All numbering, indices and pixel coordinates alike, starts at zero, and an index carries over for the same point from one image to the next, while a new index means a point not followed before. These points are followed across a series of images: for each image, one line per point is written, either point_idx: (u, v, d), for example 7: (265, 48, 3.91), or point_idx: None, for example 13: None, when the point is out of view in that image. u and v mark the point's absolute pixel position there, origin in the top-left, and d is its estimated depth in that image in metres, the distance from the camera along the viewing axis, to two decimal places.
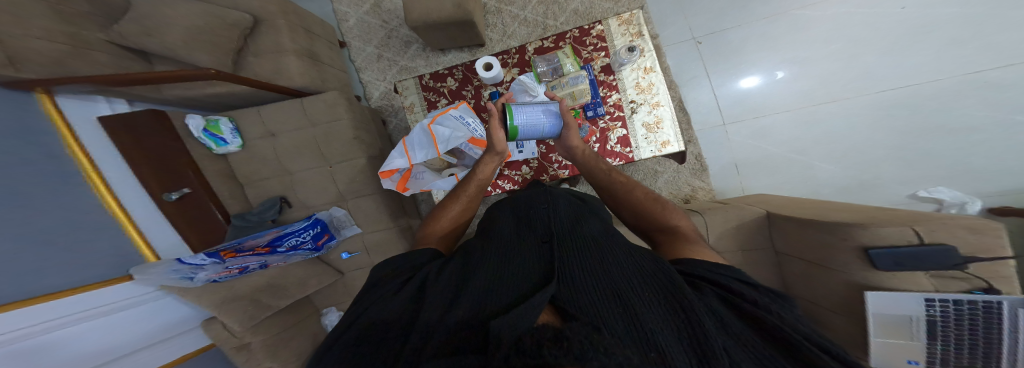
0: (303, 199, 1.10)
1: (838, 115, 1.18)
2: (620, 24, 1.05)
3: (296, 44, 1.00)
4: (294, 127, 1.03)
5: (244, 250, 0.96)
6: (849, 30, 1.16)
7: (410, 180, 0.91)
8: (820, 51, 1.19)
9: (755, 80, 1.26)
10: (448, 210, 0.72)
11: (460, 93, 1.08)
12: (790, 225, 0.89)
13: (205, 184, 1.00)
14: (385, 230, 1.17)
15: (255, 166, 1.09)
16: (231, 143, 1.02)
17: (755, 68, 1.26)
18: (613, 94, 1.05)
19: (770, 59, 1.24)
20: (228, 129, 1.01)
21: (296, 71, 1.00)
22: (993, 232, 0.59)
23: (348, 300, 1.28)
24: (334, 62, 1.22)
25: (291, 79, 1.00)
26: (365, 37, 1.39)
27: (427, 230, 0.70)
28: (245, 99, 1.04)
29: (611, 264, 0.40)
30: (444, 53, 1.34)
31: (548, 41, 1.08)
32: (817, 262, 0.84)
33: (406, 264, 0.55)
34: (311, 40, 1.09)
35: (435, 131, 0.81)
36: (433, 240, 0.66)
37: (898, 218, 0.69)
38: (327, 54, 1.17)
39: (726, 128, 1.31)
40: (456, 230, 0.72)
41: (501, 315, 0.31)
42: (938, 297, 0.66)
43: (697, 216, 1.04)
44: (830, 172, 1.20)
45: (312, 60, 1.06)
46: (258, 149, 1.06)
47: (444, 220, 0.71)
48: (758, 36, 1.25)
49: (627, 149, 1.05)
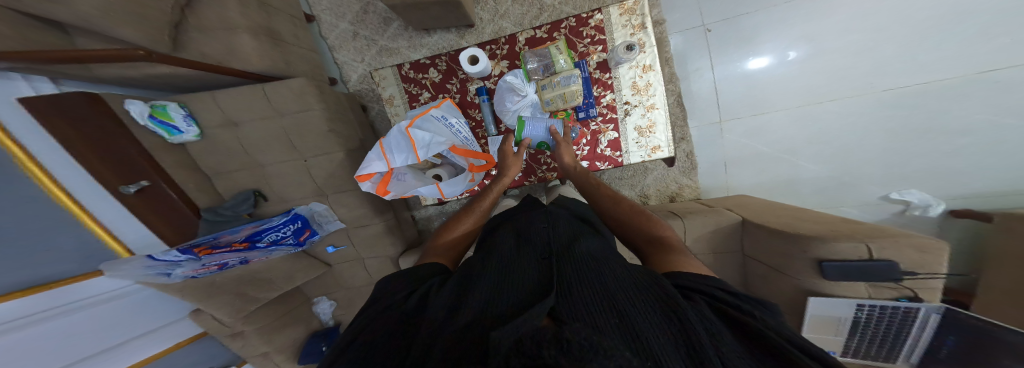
0: (277, 193, 1.05)
1: (836, 114, 1.14)
2: (622, 13, 0.95)
3: (250, 20, 0.87)
4: (258, 116, 0.91)
5: (221, 247, 0.91)
6: (875, 17, 1.03)
7: (391, 182, 0.85)
8: (839, 39, 1.07)
9: (766, 62, 1.16)
10: (457, 225, 0.71)
11: (444, 87, 1.00)
12: (761, 232, 0.91)
13: (164, 176, 0.95)
14: (372, 225, 1.17)
15: (217, 158, 0.98)
16: (187, 131, 0.89)
17: (768, 47, 1.14)
18: (607, 94, 1.00)
19: (785, 34, 1.11)
20: (179, 116, 0.86)
21: (252, 52, 0.88)
22: (936, 251, 0.68)
23: (338, 288, 1.33)
24: (300, 41, 1.08)
25: (249, 62, 0.88)
26: (337, 10, 1.23)
27: (432, 243, 0.67)
28: (197, 81, 0.93)
29: (608, 274, 0.40)
30: (429, 33, 1.22)
31: (541, 31, 0.99)
32: (776, 268, 0.91)
33: (408, 274, 0.53)
34: (268, 16, 0.95)
35: (415, 135, 0.75)
36: (437, 252, 0.63)
37: (857, 232, 0.75)
38: (291, 32, 1.04)
39: (722, 125, 1.28)
40: (466, 241, 0.69)
41: (499, 324, 0.30)
42: (867, 303, 0.80)
43: (677, 220, 1.05)
44: (814, 172, 1.22)
45: (271, 39, 0.94)
46: (222, 139, 0.95)
47: (450, 234, 0.68)
48: (773, 20, 1.12)
49: (617, 153, 1.04)
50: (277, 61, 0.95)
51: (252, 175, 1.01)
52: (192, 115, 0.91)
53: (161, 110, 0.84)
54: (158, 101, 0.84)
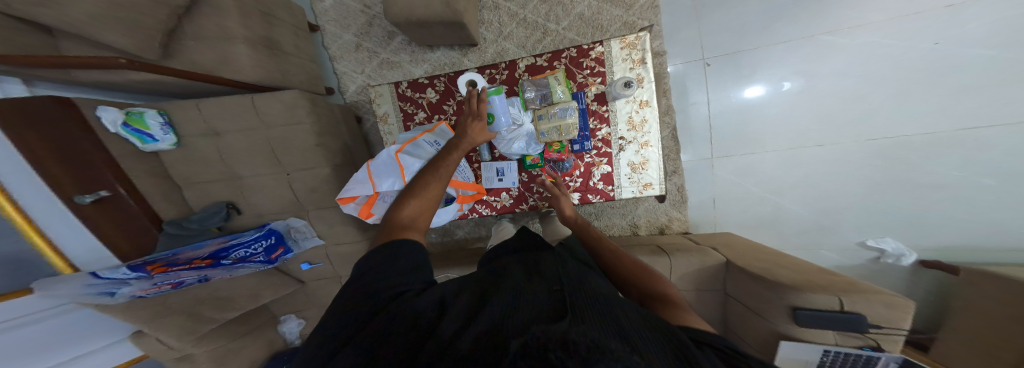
0: (253, 207, 0.98)
1: (822, 158, 1.14)
2: (623, 47, 0.96)
3: (249, 29, 0.83)
4: (242, 126, 0.86)
5: (179, 265, 0.84)
6: (870, 67, 1.02)
7: (375, 205, 0.82)
8: (835, 85, 1.07)
9: (763, 93, 1.16)
10: (407, 203, 0.57)
11: (441, 107, 0.97)
12: (744, 276, 0.96)
13: (127, 185, 0.87)
14: (352, 243, 1.11)
15: (193, 168, 0.91)
16: (163, 140, 0.81)
17: (765, 79, 1.15)
18: (602, 127, 0.99)
19: (777, 68, 1.13)
20: (157, 124, 0.79)
21: (247, 62, 0.83)
22: (904, 309, 0.74)
23: (310, 307, 1.26)
24: (301, 52, 1.05)
25: (241, 72, 0.83)
26: (342, 21, 1.22)
27: (384, 228, 0.54)
28: (183, 87, 0.87)
29: (621, 303, 0.34)
30: (432, 49, 1.21)
31: (541, 59, 0.98)
32: (753, 309, 0.95)
33: (397, 250, 0.45)
34: (270, 26, 0.92)
35: (403, 161, 0.76)
36: (389, 235, 0.51)
37: (833, 285, 0.81)
38: (292, 42, 1.01)
39: (713, 161, 1.30)
40: (430, 205, 0.59)
41: (496, 323, 0.26)
42: (834, 349, 0.84)
43: (665, 258, 1.08)
44: (797, 215, 1.24)
45: (269, 50, 0.89)
46: (201, 149, 0.88)
47: (400, 216, 0.55)
48: (771, 62, 1.13)
49: (610, 188, 1.02)
50: (272, 71, 0.90)
51: (228, 187, 0.94)
52: (171, 123, 0.84)
53: (138, 117, 0.78)
54: (137, 108, 0.78)
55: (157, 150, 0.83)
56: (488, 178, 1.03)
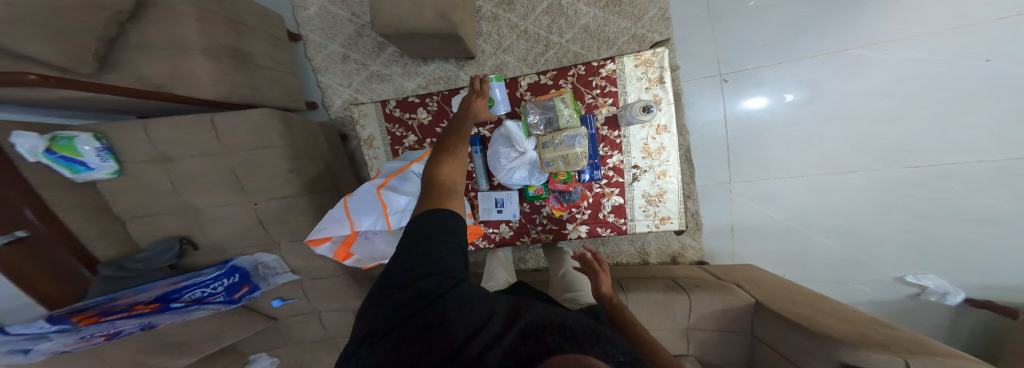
0: (216, 238, 0.86)
1: (848, 186, 1.06)
2: (637, 64, 0.86)
3: (209, 39, 0.75)
4: (197, 150, 0.75)
5: (115, 313, 0.69)
6: (898, 85, 0.93)
7: (355, 244, 0.71)
8: (851, 102, 0.99)
9: (762, 103, 1.08)
10: (442, 163, 0.59)
11: (433, 130, 0.88)
12: (776, 320, 0.82)
13: (50, 222, 0.69)
14: (330, 277, 0.99)
15: (140, 197, 0.79)
16: (99, 168, 0.71)
17: (789, 96, 1.05)
18: (614, 154, 0.89)
19: (801, 80, 1.03)
20: (92, 152, 0.68)
21: (205, 77, 0.74)
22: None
23: (287, 342, 1.16)
24: (275, 64, 0.98)
25: (198, 87, 0.74)
26: (328, 31, 1.13)
27: (427, 191, 0.54)
28: (133, 104, 0.76)
29: None
30: (426, 62, 1.11)
31: (546, 77, 0.91)
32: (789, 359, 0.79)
33: (420, 229, 0.45)
34: (235, 34, 0.83)
35: (387, 198, 0.65)
36: (438, 198, 0.52)
37: (894, 341, 0.66)
38: (258, 50, 0.92)
39: (731, 186, 1.19)
40: (451, 179, 0.57)
41: None
42: None
43: (683, 295, 0.95)
44: (825, 246, 1.13)
45: (233, 62, 0.81)
46: (148, 176, 0.76)
47: (441, 176, 0.57)
48: (795, 77, 1.03)
49: (622, 221, 0.91)
50: (238, 86, 0.83)
51: (183, 217, 0.83)
52: (111, 147, 0.73)
53: (66, 142, 0.66)
54: (64, 131, 0.66)
55: (91, 177, 0.72)
56: (485, 209, 0.92)
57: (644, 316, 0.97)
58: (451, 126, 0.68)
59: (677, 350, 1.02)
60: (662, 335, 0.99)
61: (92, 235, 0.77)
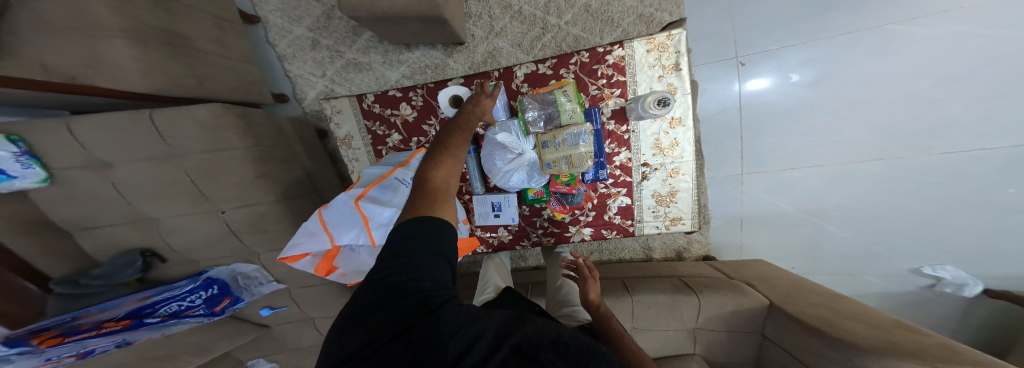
0: (186, 250, 0.81)
1: (875, 179, 0.90)
2: (650, 49, 0.75)
3: (129, 22, 0.64)
4: (142, 155, 0.67)
5: (80, 333, 0.66)
6: (956, 64, 0.74)
7: (338, 257, 0.64)
8: (888, 87, 0.82)
9: (768, 86, 0.92)
10: (440, 162, 0.48)
11: (419, 127, 0.84)
12: (796, 327, 0.77)
13: None
14: (318, 285, 0.94)
15: (84, 210, 0.72)
16: (24, 176, 0.61)
17: (821, 78, 0.86)
18: (622, 152, 0.80)
19: (843, 57, 0.83)
20: (9, 157, 0.58)
21: (131, 67, 0.65)
22: None
23: (282, 348, 1.14)
24: (228, 51, 0.89)
25: (125, 81, 0.65)
26: (292, 13, 1.01)
27: (416, 195, 0.43)
28: (60, 102, 0.66)
29: None
30: (408, 48, 0.99)
31: (544, 66, 0.81)
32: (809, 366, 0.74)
33: (411, 235, 0.34)
34: (171, 17, 0.73)
35: (367, 210, 0.57)
36: (430, 205, 0.41)
37: (923, 350, 0.60)
38: (203, 35, 0.81)
39: (743, 177, 1.05)
40: (446, 186, 0.47)
41: None
42: None
43: (692, 297, 0.90)
44: (841, 240, 1.00)
45: (170, 50, 0.72)
46: (88, 186, 0.69)
47: (435, 178, 0.46)
48: (829, 59, 0.85)
49: (629, 223, 0.85)
50: (177, 77, 0.73)
51: (144, 229, 0.77)
52: (32, 152, 0.62)
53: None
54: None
55: (16, 188, 0.62)
56: (481, 213, 0.86)
57: (651, 317, 0.93)
58: (459, 122, 0.60)
59: (683, 349, 0.99)
60: (668, 336, 0.95)
61: (33, 255, 0.69)
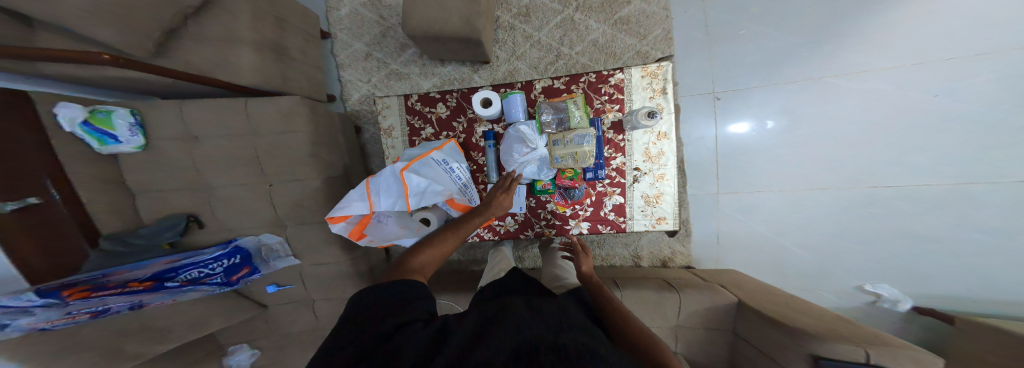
0: (227, 219, 0.88)
1: (825, 205, 1.07)
2: (644, 75, 0.97)
3: (257, 32, 0.82)
4: (226, 131, 0.80)
5: (107, 289, 0.71)
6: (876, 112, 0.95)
7: (369, 225, 0.74)
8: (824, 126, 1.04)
9: (739, 121, 1.16)
10: (426, 252, 0.60)
11: (450, 124, 1.00)
12: (758, 319, 0.89)
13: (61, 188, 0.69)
14: (333, 264, 0.99)
15: (157, 174, 0.81)
16: (126, 141, 0.75)
17: (775, 114, 1.10)
18: (618, 156, 0.98)
19: (792, 98, 1.06)
20: (123, 126, 0.74)
21: (247, 65, 0.80)
22: None
23: (273, 335, 1.12)
24: (308, 59, 1.05)
25: (237, 75, 0.79)
26: (356, 31, 1.21)
27: (397, 269, 0.54)
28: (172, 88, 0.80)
29: None
30: (443, 63, 1.19)
31: (559, 82, 1.01)
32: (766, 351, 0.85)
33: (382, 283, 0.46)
34: (280, 31, 0.91)
35: (409, 180, 0.69)
36: (403, 275, 0.51)
37: (855, 336, 0.74)
38: (299, 47, 1.00)
39: (719, 197, 1.24)
40: (423, 271, 0.57)
41: None
42: None
43: (674, 293, 1.01)
44: (797, 257, 1.15)
45: (275, 54, 0.88)
46: (171, 153, 0.80)
47: (417, 263, 0.57)
48: (784, 100, 1.08)
49: (622, 219, 1.00)
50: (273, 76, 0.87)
51: (196, 196, 0.85)
52: (143, 124, 0.78)
53: (105, 116, 0.72)
54: (108, 107, 0.73)
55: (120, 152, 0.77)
56: None
57: (637, 313, 1.03)
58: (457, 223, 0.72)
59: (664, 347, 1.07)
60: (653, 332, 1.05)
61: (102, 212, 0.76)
